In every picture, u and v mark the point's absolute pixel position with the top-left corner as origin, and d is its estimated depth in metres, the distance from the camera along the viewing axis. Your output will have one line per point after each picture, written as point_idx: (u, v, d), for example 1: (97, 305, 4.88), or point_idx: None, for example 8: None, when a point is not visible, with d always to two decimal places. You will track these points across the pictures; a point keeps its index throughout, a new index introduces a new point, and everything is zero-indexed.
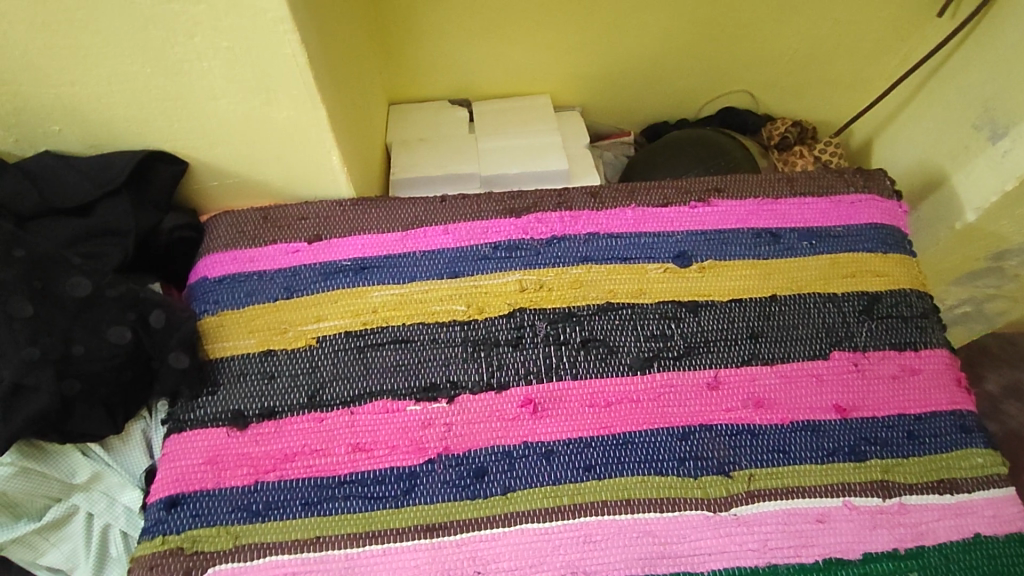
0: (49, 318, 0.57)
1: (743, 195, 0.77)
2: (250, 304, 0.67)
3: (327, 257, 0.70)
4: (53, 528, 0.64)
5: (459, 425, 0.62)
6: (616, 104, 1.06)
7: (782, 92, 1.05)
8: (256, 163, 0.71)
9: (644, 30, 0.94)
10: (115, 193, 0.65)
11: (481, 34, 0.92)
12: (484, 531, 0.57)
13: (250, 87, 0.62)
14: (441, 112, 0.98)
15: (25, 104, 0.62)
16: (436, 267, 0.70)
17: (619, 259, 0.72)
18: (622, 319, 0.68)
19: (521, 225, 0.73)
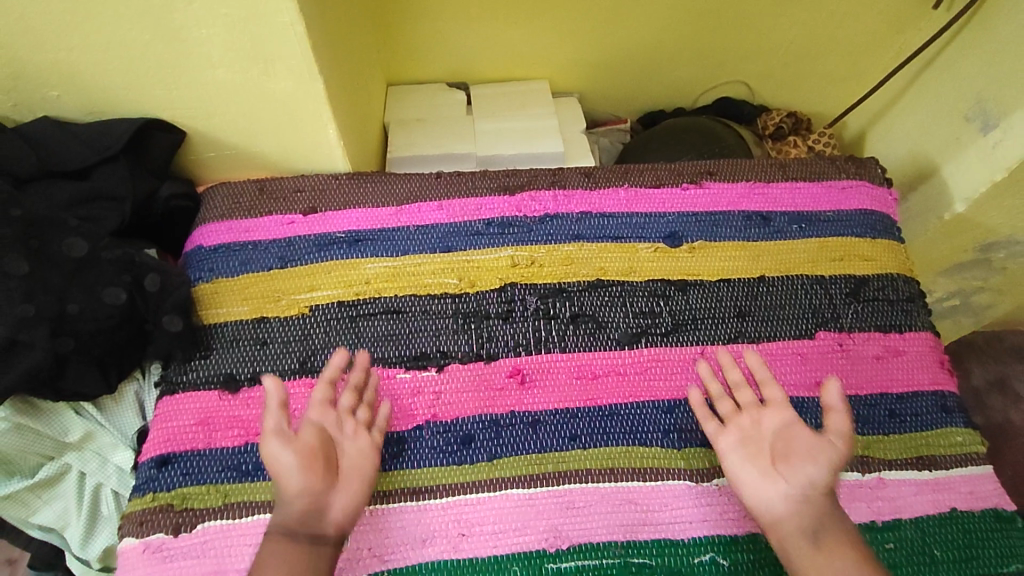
0: (44, 278, 0.57)
1: (734, 178, 0.78)
2: (245, 273, 0.68)
3: (321, 228, 0.71)
4: (45, 487, 0.65)
5: (448, 393, 0.63)
6: (613, 91, 1.07)
7: (778, 84, 1.06)
8: (254, 134, 0.73)
9: (642, 17, 0.95)
10: (112, 159, 0.66)
11: (479, 17, 0.93)
12: (469, 495, 0.58)
13: (248, 56, 0.63)
14: (439, 94, 0.99)
15: (25, 68, 0.63)
16: (429, 242, 0.71)
17: (610, 237, 0.73)
18: (612, 296, 0.69)
19: (514, 203, 0.74)
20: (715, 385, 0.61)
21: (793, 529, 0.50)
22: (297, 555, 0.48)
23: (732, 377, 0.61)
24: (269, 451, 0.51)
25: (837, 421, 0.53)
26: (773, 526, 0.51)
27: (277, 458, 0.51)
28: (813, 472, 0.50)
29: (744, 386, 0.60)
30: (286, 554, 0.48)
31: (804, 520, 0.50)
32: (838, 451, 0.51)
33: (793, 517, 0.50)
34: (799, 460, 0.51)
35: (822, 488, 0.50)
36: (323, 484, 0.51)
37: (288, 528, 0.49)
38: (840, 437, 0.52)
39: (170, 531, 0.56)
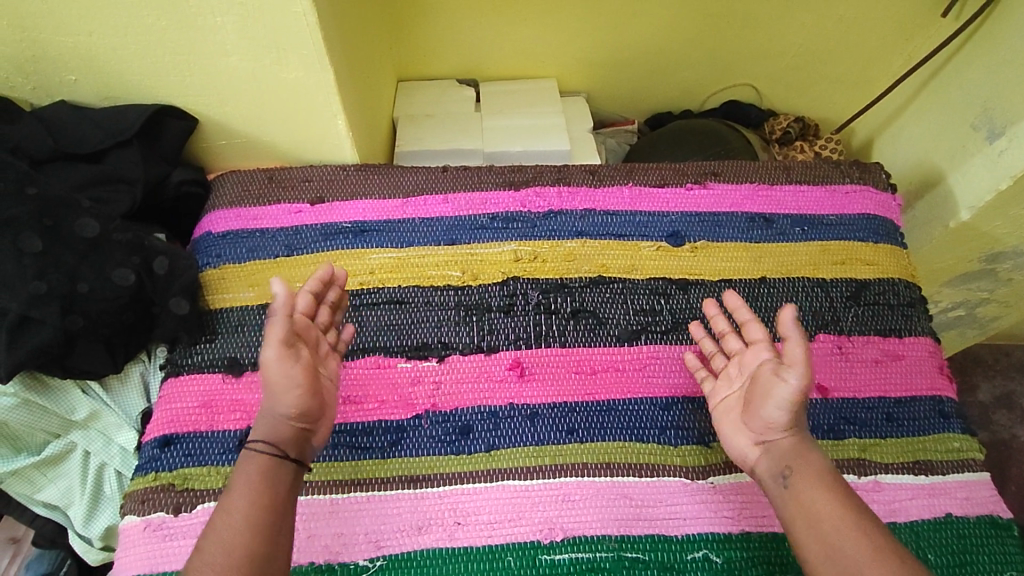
0: (57, 256, 0.59)
1: (738, 180, 0.79)
2: (252, 260, 0.71)
3: (328, 218, 0.74)
4: (49, 465, 0.66)
5: (448, 383, 0.64)
6: (622, 92, 1.07)
7: (786, 89, 1.07)
8: (266, 123, 0.74)
9: (651, 18, 0.96)
10: (126, 143, 0.68)
11: (490, 15, 0.94)
12: (466, 485, 0.59)
13: (261, 45, 0.64)
14: (449, 90, 1.00)
15: (45, 52, 0.65)
16: (433, 234, 0.73)
17: (613, 235, 0.74)
18: (613, 292, 0.70)
19: (519, 198, 0.76)
20: (703, 343, 0.64)
21: (765, 470, 0.53)
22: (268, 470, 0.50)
23: (720, 326, 0.63)
24: (278, 365, 0.51)
25: (796, 354, 0.51)
26: (751, 468, 0.55)
27: (280, 372, 0.51)
28: (771, 414, 0.52)
29: (731, 334, 0.61)
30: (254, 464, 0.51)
31: (772, 460, 0.53)
32: (792, 387, 0.51)
33: (762, 459, 0.54)
34: (760, 403, 0.53)
35: (783, 425, 0.53)
36: (318, 410, 0.54)
37: (282, 447, 0.52)
38: (792, 369, 0.51)
39: (170, 511, 0.57)
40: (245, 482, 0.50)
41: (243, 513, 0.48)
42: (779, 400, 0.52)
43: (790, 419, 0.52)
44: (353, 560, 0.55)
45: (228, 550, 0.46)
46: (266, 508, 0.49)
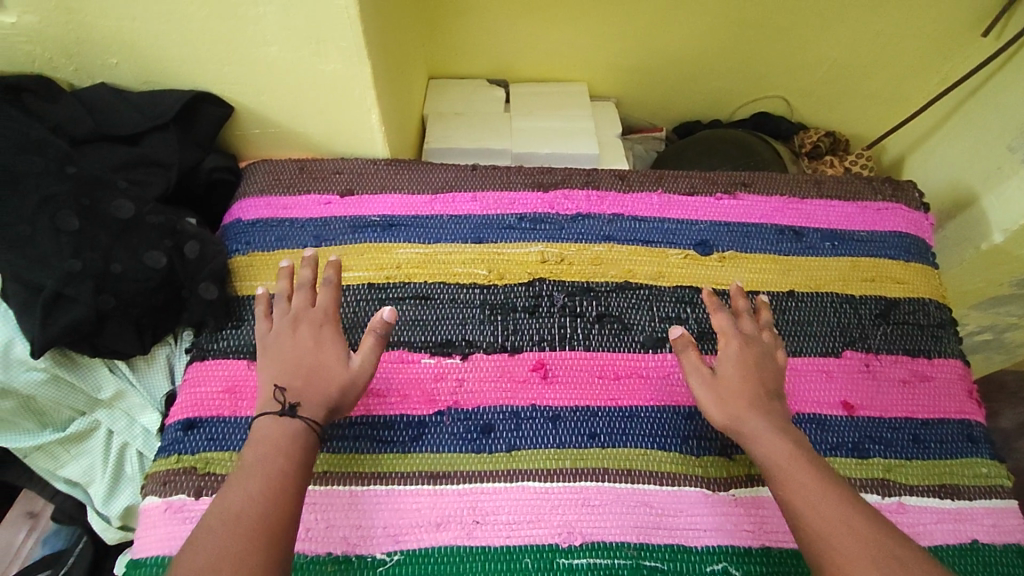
0: (92, 235, 0.60)
1: (769, 191, 0.78)
2: (280, 248, 0.71)
3: (356, 211, 0.74)
4: (74, 441, 0.67)
5: (471, 382, 0.64)
6: (651, 99, 1.07)
7: (818, 103, 1.06)
8: (300, 114, 0.74)
9: (684, 27, 0.96)
10: (163, 128, 0.69)
11: (524, 17, 0.94)
12: (486, 484, 0.59)
13: (300, 35, 0.65)
14: (478, 89, 1.00)
15: (91, 35, 0.66)
16: (461, 232, 0.73)
17: (640, 241, 0.74)
18: (639, 299, 0.70)
19: (547, 200, 0.76)
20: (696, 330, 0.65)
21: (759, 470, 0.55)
22: (276, 450, 0.52)
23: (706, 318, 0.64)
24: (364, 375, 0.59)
25: (729, 351, 0.59)
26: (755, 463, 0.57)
27: (370, 376, 0.58)
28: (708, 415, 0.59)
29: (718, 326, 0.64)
30: (287, 429, 0.53)
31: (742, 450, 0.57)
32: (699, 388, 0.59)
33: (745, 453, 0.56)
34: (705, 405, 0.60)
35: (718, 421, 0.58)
36: None
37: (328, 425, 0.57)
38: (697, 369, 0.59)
39: (192, 494, 0.57)
40: (275, 446, 0.52)
41: (267, 476, 0.50)
42: (697, 392, 0.58)
43: (718, 404, 0.57)
44: (371, 553, 0.55)
45: (241, 511, 0.48)
46: (292, 476, 0.51)
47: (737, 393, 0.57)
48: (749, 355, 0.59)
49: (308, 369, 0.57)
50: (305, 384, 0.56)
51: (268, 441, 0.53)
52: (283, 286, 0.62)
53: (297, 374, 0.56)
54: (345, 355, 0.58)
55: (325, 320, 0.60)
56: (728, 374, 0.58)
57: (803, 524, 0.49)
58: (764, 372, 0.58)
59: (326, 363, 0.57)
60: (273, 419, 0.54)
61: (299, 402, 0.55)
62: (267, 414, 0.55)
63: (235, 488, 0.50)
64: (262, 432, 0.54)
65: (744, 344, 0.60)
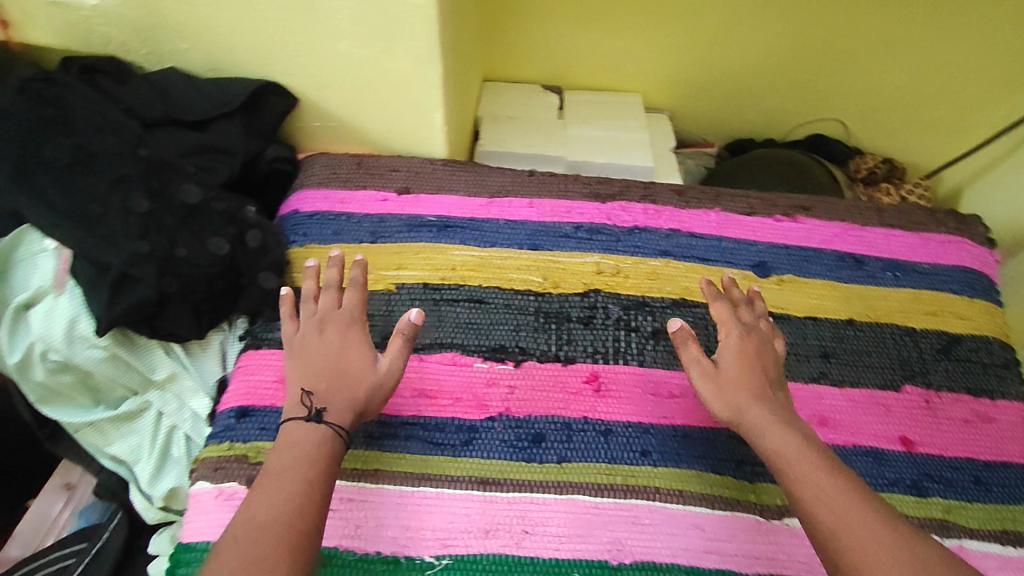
0: (159, 218, 0.60)
1: (830, 217, 0.77)
2: (337, 242, 0.71)
3: (413, 210, 0.74)
4: (123, 421, 0.67)
5: (523, 389, 0.64)
6: (705, 116, 1.05)
7: (876, 128, 1.04)
8: (363, 109, 0.73)
9: (747, 44, 0.95)
10: (230, 116, 0.69)
11: (585, 24, 0.94)
12: (535, 494, 0.58)
13: (375, 31, 0.64)
14: (532, 94, 0.99)
15: (168, 20, 0.67)
16: (517, 238, 0.73)
17: (697, 258, 0.73)
18: (695, 317, 0.69)
19: (604, 211, 0.75)
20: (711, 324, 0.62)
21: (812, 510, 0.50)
22: (301, 456, 0.50)
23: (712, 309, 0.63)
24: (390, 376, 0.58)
25: (729, 341, 0.58)
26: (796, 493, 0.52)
27: (396, 382, 0.57)
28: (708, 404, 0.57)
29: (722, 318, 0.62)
30: (314, 436, 0.52)
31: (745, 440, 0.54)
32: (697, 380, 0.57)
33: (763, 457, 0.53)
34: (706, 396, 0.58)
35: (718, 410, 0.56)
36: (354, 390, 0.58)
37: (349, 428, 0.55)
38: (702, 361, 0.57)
39: (242, 482, 0.57)
40: (304, 452, 0.50)
41: (293, 481, 0.48)
42: (699, 385, 0.56)
43: (720, 397, 0.55)
44: (419, 556, 0.55)
45: (266, 516, 0.46)
46: (319, 483, 0.49)
47: (740, 383, 0.55)
48: (749, 344, 0.58)
49: (335, 372, 0.55)
50: (332, 388, 0.55)
51: (295, 447, 0.51)
52: (309, 286, 0.61)
53: (324, 377, 0.55)
54: (372, 359, 0.57)
55: (352, 322, 0.59)
56: (731, 364, 0.56)
57: (814, 517, 0.47)
58: (763, 360, 0.57)
59: (353, 366, 0.56)
60: (300, 423, 0.52)
61: (325, 406, 0.53)
62: (294, 419, 0.53)
63: (259, 496, 0.48)
64: (288, 437, 0.52)
65: (744, 334, 0.58)
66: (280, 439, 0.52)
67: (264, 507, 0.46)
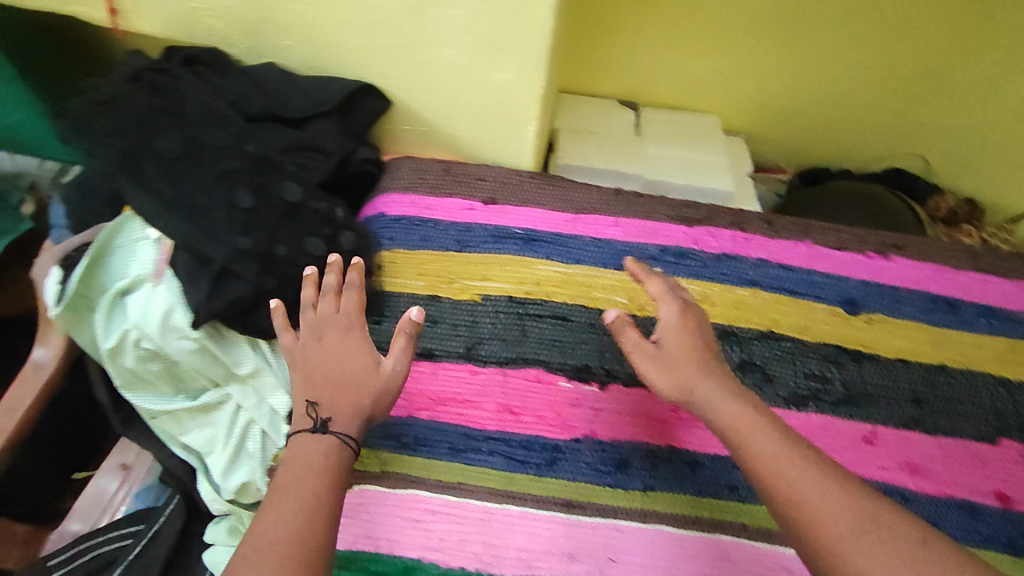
0: (261, 214, 0.60)
1: (922, 258, 0.75)
2: (423, 248, 0.71)
3: (499, 220, 0.73)
4: (202, 411, 0.67)
5: (608, 412, 0.63)
6: (781, 142, 1.04)
7: (959, 166, 1.01)
8: (457, 117, 0.73)
9: (833, 73, 0.93)
10: (326, 115, 0.69)
11: (669, 42, 0.92)
12: (620, 521, 0.57)
13: (483, 41, 0.64)
14: (610, 110, 0.98)
15: (275, 17, 0.67)
16: (602, 256, 0.72)
17: (784, 290, 0.72)
18: (784, 351, 0.68)
19: (691, 235, 0.74)
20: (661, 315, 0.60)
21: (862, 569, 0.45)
22: (309, 469, 0.47)
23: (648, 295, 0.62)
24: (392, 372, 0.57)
25: (670, 318, 0.57)
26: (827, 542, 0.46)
27: (401, 383, 0.56)
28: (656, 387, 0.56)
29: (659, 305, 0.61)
30: (321, 449, 0.49)
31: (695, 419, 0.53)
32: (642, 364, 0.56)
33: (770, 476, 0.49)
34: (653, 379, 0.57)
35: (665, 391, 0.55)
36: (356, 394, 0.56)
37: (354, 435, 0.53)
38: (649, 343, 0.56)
39: None
40: (312, 466, 0.48)
41: (301, 497, 0.45)
42: (645, 368, 0.55)
43: (666, 377, 0.54)
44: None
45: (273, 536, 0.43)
46: (328, 499, 0.46)
47: (684, 358, 0.54)
48: (689, 318, 0.57)
49: (338, 378, 0.53)
50: (336, 395, 0.52)
51: (302, 460, 0.48)
52: (307, 292, 0.59)
53: (326, 385, 0.53)
54: (375, 361, 0.55)
55: (351, 326, 0.57)
56: (674, 342, 0.56)
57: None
58: (704, 335, 0.57)
59: (355, 371, 0.54)
60: (307, 436, 0.50)
61: (332, 416, 0.51)
62: (300, 433, 0.51)
63: (267, 512, 0.45)
64: (298, 451, 0.49)
65: (681, 309, 0.58)
66: (287, 455, 0.49)
67: (271, 525, 0.44)
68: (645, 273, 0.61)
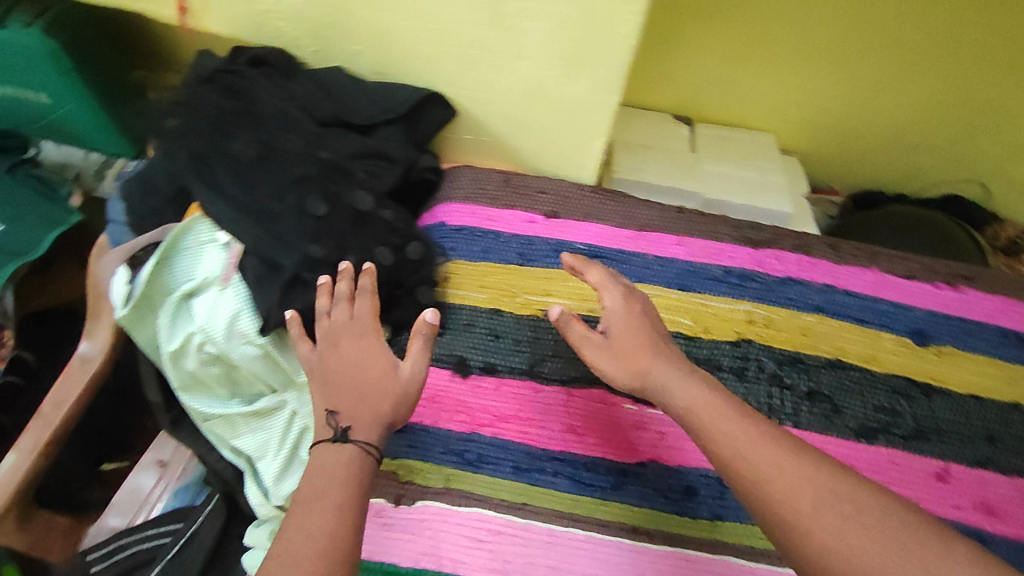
0: (332, 223, 0.60)
1: (993, 290, 0.73)
2: (485, 260, 0.70)
3: (561, 235, 0.72)
4: (256, 417, 0.67)
5: (675, 437, 0.62)
6: (836, 163, 1.02)
7: (1018, 194, 1.00)
8: (523, 130, 0.70)
9: (902, 95, 0.91)
10: (393, 122, 0.67)
11: (732, 58, 0.89)
12: (687, 550, 0.58)
13: (561, 57, 0.61)
14: (664, 124, 0.96)
15: (344, 21, 0.64)
16: (665, 276, 0.71)
17: (851, 318, 0.70)
18: (852, 381, 0.67)
19: (756, 257, 0.73)
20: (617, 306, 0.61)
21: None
22: (335, 478, 0.47)
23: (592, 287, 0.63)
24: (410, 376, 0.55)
25: (612, 306, 0.58)
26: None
27: (421, 385, 0.54)
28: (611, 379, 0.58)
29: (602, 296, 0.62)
30: (345, 458, 0.48)
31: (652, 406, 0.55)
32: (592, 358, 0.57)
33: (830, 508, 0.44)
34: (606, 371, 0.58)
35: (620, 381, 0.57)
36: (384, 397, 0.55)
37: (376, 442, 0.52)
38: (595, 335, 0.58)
39: (391, 500, 0.59)
40: (336, 476, 0.47)
41: (327, 507, 0.44)
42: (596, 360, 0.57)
43: (617, 368, 0.55)
44: None
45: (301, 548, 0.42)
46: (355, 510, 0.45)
47: (633, 345, 0.56)
48: (634, 304, 0.59)
49: (356, 385, 0.52)
50: (355, 402, 0.51)
51: (326, 471, 0.47)
52: (320, 302, 0.57)
53: (344, 395, 0.52)
54: (392, 365, 0.54)
55: (366, 333, 0.55)
56: (621, 330, 0.57)
57: None
58: (650, 320, 0.58)
59: (373, 376, 0.53)
60: (328, 445, 0.49)
61: (352, 424, 0.50)
62: (321, 443, 0.50)
63: (293, 524, 0.44)
64: (325, 460, 0.48)
65: (621, 295, 0.59)
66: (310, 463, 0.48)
67: (298, 537, 0.43)
68: (585, 263, 0.62)
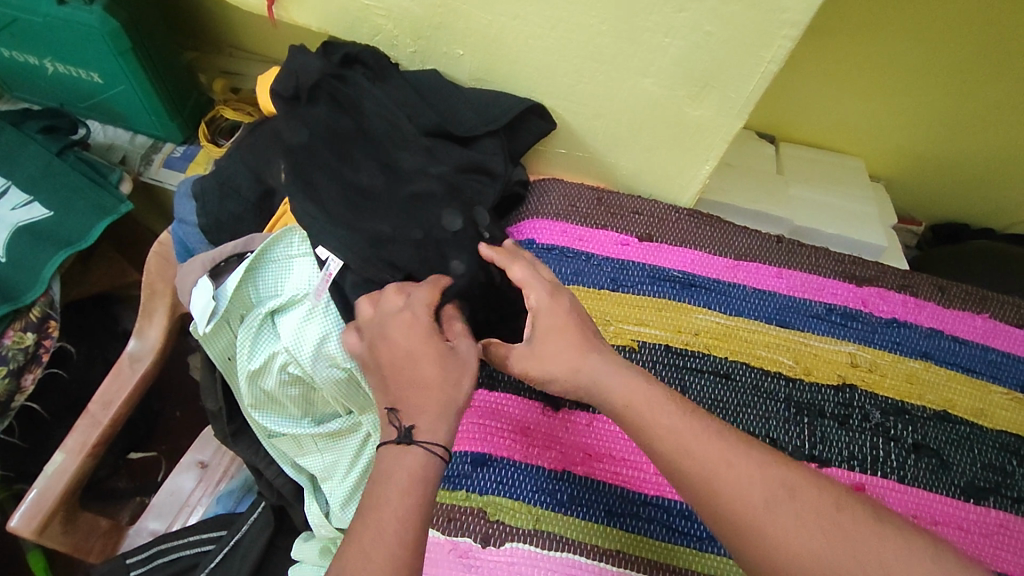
0: (434, 242, 0.57)
1: None
2: (574, 284, 0.66)
3: (656, 261, 0.68)
4: (327, 438, 0.63)
5: None
6: (918, 193, 0.98)
7: None
8: (625, 148, 0.66)
9: (1020, 122, 0.84)
10: (493, 133, 0.63)
11: (832, 79, 0.85)
12: None
13: (690, 77, 0.56)
14: (749, 143, 0.91)
15: (453, 24, 0.60)
16: (764, 310, 0.67)
17: (960, 367, 0.66)
18: (960, 436, 0.63)
19: (859, 295, 0.69)
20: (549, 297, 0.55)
21: None
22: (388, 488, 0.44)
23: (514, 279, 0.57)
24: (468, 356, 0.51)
25: (536, 304, 0.52)
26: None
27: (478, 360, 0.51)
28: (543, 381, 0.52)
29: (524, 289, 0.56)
30: (408, 464, 0.44)
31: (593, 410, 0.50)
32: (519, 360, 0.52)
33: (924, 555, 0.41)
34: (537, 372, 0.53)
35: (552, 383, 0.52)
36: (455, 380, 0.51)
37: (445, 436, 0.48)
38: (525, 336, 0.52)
39: (477, 540, 0.55)
40: (396, 484, 0.44)
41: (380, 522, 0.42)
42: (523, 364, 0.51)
43: (547, 373, 0.50)
44: None
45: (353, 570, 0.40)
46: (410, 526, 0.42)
47: (563, 341, 0.50)
48: (560, 296, 0.53)
49: (411, 377, 0.48)
50: (413, 396, 0.47)
51: (383, 476, 0.44)
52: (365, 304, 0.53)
53: (400, 389, 0.48)
54: (446, 348, 0.49)
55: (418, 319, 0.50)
56: (547, 326, 0.51)
57: None
58: (582, 313, 0.53)
59: (428, 366, 0.48)
60: (391, 449, 0.45)
61: (414, 422, 0.46)
62: (385, 444, 0.46)
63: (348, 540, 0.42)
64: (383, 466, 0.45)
65: (547, 288, 0.53)
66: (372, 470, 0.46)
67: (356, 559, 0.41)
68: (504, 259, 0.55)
